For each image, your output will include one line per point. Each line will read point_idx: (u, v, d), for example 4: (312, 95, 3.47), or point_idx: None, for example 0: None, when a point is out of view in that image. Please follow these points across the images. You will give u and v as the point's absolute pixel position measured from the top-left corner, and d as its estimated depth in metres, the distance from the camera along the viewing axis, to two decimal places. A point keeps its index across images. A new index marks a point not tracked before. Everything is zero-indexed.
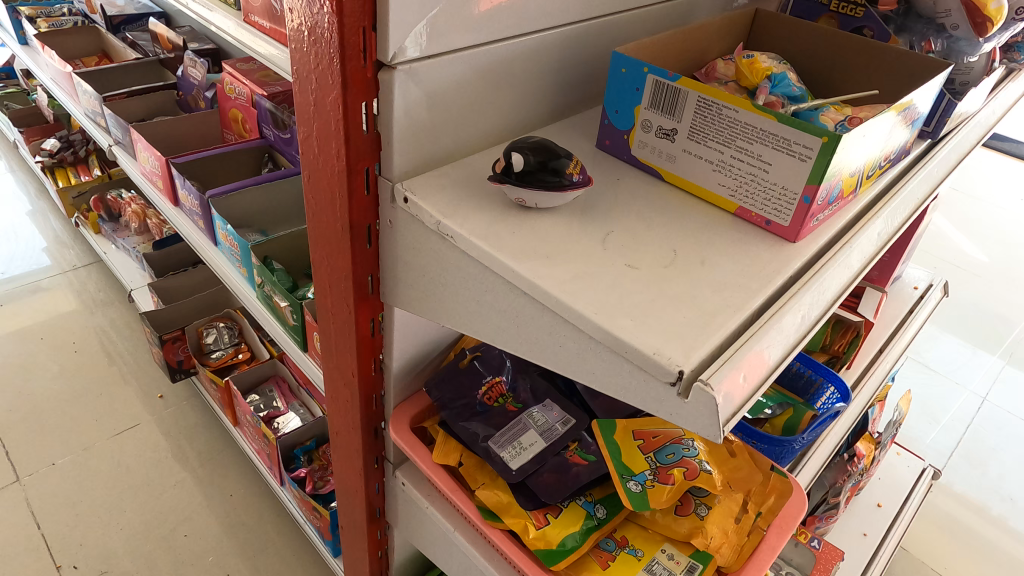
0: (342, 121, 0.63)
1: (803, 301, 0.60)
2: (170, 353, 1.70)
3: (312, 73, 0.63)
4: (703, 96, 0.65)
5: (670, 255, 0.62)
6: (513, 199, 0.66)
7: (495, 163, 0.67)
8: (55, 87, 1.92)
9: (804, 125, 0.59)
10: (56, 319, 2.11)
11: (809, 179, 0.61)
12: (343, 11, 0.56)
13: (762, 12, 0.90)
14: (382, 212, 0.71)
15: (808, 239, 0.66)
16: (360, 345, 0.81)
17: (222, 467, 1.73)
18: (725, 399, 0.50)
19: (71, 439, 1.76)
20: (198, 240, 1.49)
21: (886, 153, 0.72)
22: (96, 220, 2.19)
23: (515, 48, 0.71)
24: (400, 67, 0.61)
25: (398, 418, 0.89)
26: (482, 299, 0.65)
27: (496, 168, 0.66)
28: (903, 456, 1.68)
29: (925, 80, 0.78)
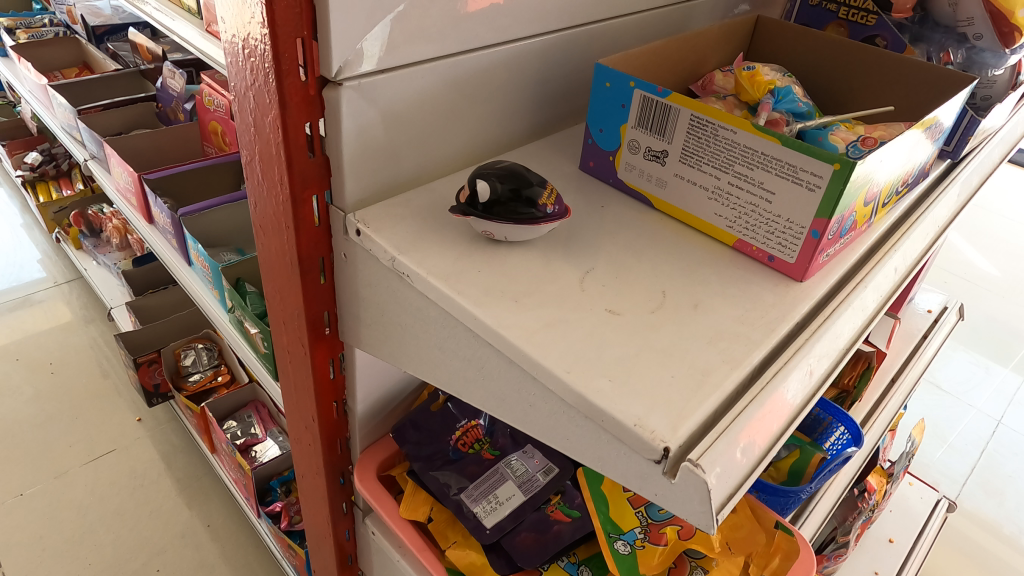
0: (283, 144, 0.55)
1: (811, 353, 0.52)
2: (147, 375, 1.64)
3: (251, 90, 0.56)
4: (697, 114, 0.57)
5: (659, 296, 0.54)
6: (483, 231, 0.57)
7: (459, 194, 0.58)
8: (33, 99, 1.86)
9: (813, 150, 0.51)
10: (32, 338, 2.03)
11: (818, 211, 0.53)
12: (275, 19, 0.49)
13: (764, 19, 0.82)
14: (336, 244, 0.63)
15: (816, 277, 0.58)
16: (318, 387, 0.73)
17: (199, 497, 1.64)
18: (719, 480, 0.42)
19: (42, 467, 1.68)
20: (171, 259, 1.41)
21: (905, 176, 0.64)
22: (77, 236, 2.12)
23: (486, 60, 0.63)
24: (347, 82, 0.54)
25: (363, 466, 0.81)
26: (444, 346, 0.57)
27: (461, 199, 0.58)
28: (915, 487, 1.58)
29: (943, 100, 0.70)
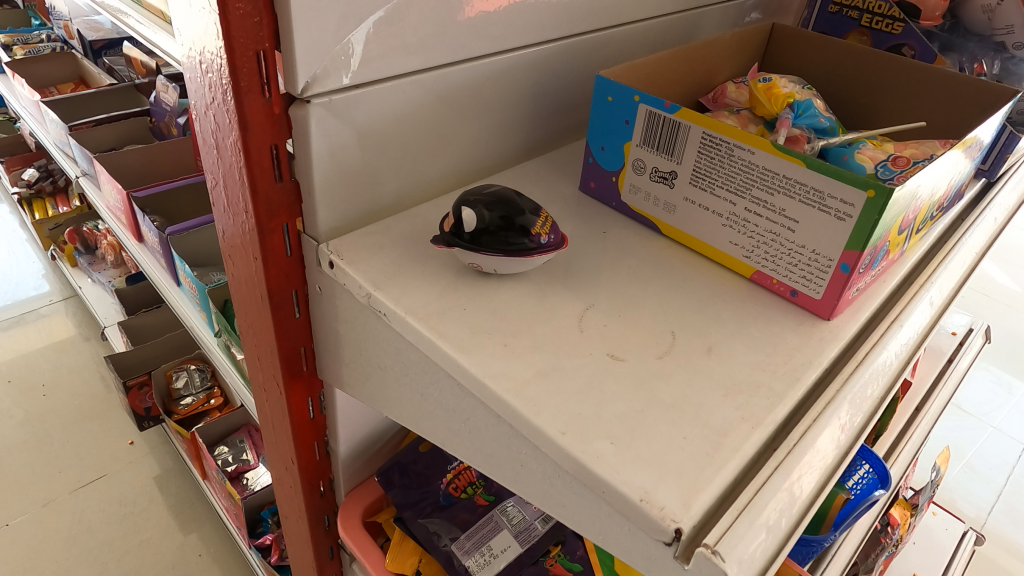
0: (245, 169, 0.49)
1: (843, 406, 0.46)
2: (136, 400, 1.56)
3: (211, 108, 0.50)
4: (709, 132, 0.51)
5: (668, 339, 0.48)
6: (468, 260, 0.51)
7: (445, 222, 0.52)
8: (27, 116, 1.81)
9: (843, 174, 0.45)
10: (24, 359, 1.98)
11: (849, 242, 0.46)
12: (230, 30, 0.43)
13: (779, 27, 0.77)
14: (310, 276, 0.57)
15: (845, 315, 0.51)
16: (295, 429, 0.67)
17: (190, 525, 1.57)
18: (741, 569, 0.35)
19: (30, 495, 1.62)
20: (159, 279, 1.35)
21: (942, 198, 0.58)
22: (73, 253, 2.07)
23: (475, 72, 0.58)
24: (315, 100, 0.48)
25: (348, 511, 0.75)
26: (426, 392, 0.51)
27: (445, 227, 0.51)
28: (940, 517, 1.49)
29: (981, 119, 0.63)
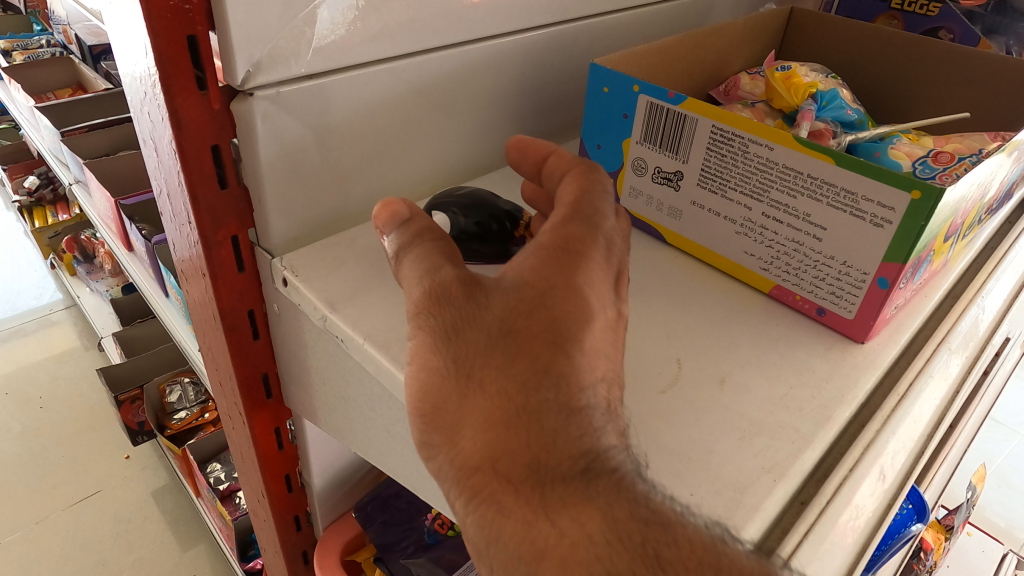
0: (181, 175, 0.42)
1: (882, 449, 0.38)
2: (128, 415, 1.27)
3: (145, 105, 0.43)
4: (719, 125, 0.44)
5: (673, 368, 0.40)
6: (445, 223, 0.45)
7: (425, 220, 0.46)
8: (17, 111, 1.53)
9: (882, 172, 0.37)
10: (22, 373, 1.61)
11: (888, 253, 0.39)
12: (150, 10, 0.36)
13: (799, 10, 0.70)
14: (269, 293, 0.51)
15: (881, 338, 0.44)
16: (262, 460, 0.60)
17: (196, 534, 1.25)
18: None
19: (10, 517, 1.27)
20: (151, 291, 1.13)
21: (990, 202, 0.51)
22: (72, 262, 1.75)
23: (454, 62, 0.51)
24: (259, 92, 0.41)
25: (325, 548, 0.69)
26: (392, 429, 0.45)
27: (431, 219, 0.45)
28: (976, 538, 1.36)
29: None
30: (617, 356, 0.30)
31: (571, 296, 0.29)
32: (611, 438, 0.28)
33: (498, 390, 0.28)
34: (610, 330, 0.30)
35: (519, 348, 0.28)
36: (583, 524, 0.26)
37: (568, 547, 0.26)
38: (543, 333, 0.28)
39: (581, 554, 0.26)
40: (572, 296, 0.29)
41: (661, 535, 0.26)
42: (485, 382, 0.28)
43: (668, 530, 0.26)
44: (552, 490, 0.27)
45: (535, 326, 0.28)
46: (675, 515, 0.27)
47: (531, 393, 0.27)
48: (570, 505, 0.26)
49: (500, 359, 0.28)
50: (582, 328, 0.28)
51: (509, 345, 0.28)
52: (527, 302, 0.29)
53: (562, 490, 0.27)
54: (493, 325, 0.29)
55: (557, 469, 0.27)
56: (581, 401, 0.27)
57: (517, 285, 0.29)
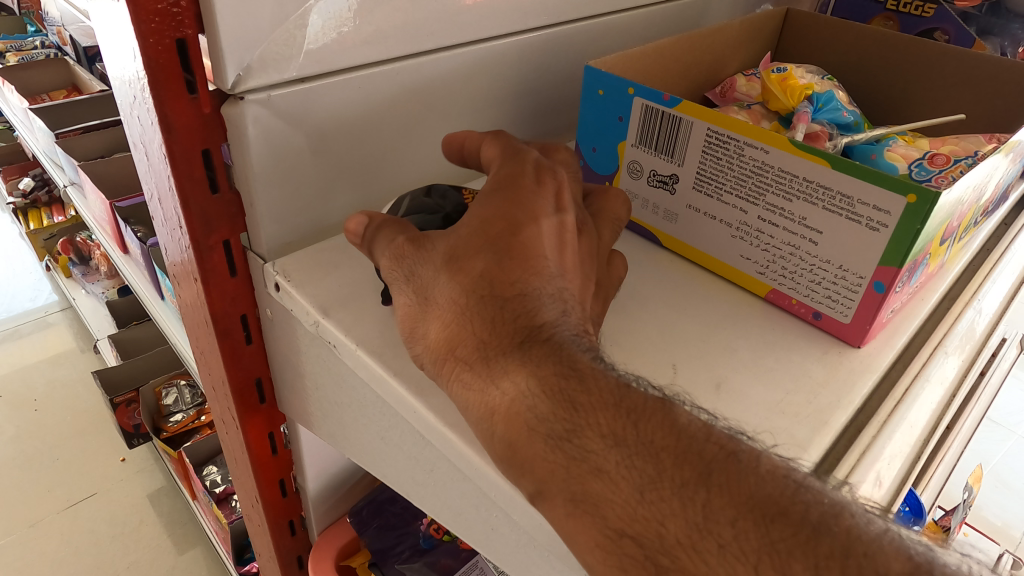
0: (172, 180, 0.42)
1: (879, 454, 0.38)
2: (124, 417, 1.27)
3: (135, 109, 0.43)
4: (713, 127, 0.44)
5: (668, 373, 0.40)
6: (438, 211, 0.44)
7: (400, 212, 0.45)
8: (11, 113, 1.52)
9: (875, 175, 0.37)
10: (16, 376, 1.60)
11: (884, 256, 0.39)
12: (138, 13, 0.35)
13: (795, 12, 0.69)
14: (261, 298, 0.51)
15: (877, 342, 0.44)
16: (256, 466, 0.60)
17: (192, 537, 1.25)
18: None
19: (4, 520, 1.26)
20: (145, 293, 1.12)
21: (986, 203, 0.51)
22: (67, 265, 1.73)
23: (447, 65, 0.51)
24: (250, 96, 0.41)
25: (319, 553, 0.68)
26: (386, 435, 0.45)
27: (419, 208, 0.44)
28: (973, 538, 1.37)
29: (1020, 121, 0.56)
30: (559, 252, 0.36)
31: (499, 215, 0.36)
32: (549, 316, 0.34)
33: (447, 302, 0.35)
34: (548, 231, 0.36)
35: (460, 265, 0.35)
36: (517, 381, 0.31)
37: (509, 404, 0.31)
38: (479, 244, 0.35)
39: (518, 408, 0.31)
40: (496, 219, 0.36)
41: (582, 386, 0.30)
42: (441, 298, 0.35)
43: (589, 382, 0.31)
44: (496, 362, 0.32)
45: (473, 247, 0.35)
46: (598, 371, 0.31)
47: (476, 290, 0.34)
48: (508, 369, 0.32)
49: (446, 276, 0.35)
50: (508, 236, 0.35)
51: (451, 265, 0.35)
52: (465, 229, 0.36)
53: (503, 359, 0.32)
54: (439, 255, 0.36)
55: (499, 345, 0.33)
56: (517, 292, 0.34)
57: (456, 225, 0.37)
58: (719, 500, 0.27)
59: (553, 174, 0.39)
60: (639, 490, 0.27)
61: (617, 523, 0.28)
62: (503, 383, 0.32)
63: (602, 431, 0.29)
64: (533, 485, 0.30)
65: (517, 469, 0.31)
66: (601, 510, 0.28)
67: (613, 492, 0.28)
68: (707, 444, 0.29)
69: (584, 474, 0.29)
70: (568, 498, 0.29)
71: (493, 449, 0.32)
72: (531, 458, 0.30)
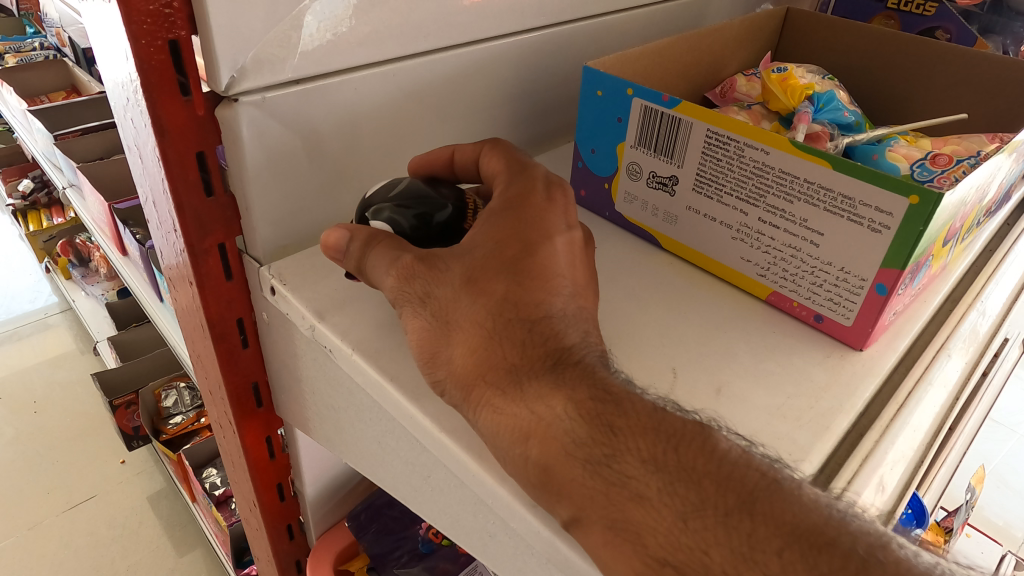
0: (165, 183, 0.41)
1: (882, 459, 0.38)
2: (123, 420, 1.26)
3: (128, 111, 0.42)
4: (713, 128, 0.43)
5: (668, 378, 0.40)
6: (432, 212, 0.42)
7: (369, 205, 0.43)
8: (10, 114, 1.51)
9: (878, 176, 0.37)
10: (16, 378, 1.59)
11: (886, 258, 0.38)
12: (129, 14, 0.35)
13: (795, 11, 0.69)
14: (257, 301, 0.50)
15: (879, 345, 0.43)
16: (253, 470, 0.59)
17: (191, 540, 1.24)
18: None
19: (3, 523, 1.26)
20: (143, 295, 1.12)
21: (989, 204, 0.50)
22: (66, 266, 1.73)
23: (445, 66, 0.50)
24: (244, 97, 0.40)
25: (318, 558, 0.68)
26: (383, 439, 0.45)
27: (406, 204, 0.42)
28: (975, 539, 1.36)
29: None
30: (572, 269, 0.37)
31: (523, 236, 0.36)
32: (574, 340, 0.34)
33: (470, 324, 0.34)
34: (562, 249, 0.37)
35: (481, 288, 0.35)
36: (554, 406, 0.31)
37: (544, 428, 0.30)
38: (502, 264, 0.35)
39: (555, 431, 0.30)
40: (512, 241, 0.36)
41: (619, 411, 0.30)
42: (462, 320, 0.34)
43: (625, 407, 0.30)
44: (528, 384, 0.32)
45: (490, 270, 0.35)
46: (631, 395, 0.31)
47: (499, 313, 0.34)
48: (542, 393, 0.31)
49: (466, 300, 0.35)
50: (526, 258, 0.35)
51: (470, 287, 0.35)
52: (486, 250, 0.36)
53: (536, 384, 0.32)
54: (457, 277, 0.36)
55: (530, 368, 0.33)
56: (544, 316, 0.34)
57: (470, 248, 0.37)
58: (764, 527, 0.26)
59: (562, 190, 0.40)
60: (681, 517, 0.27)
61: (657, 550, 0.27)
62: (538, 407, 0.31)
63: (641, 455, 0.29)
64: (570, 511, 0.29)
65: (552, 494, 0.30)
66: (641, 538, 0.27)
67: (654, 519, 0.27)
68: (747, 470, 0.28)
69: (623, 500, 0.28)
70: (607, 524, 0.28)
71: (525, 476, 0.31)
72: (567, 484, 0.29)
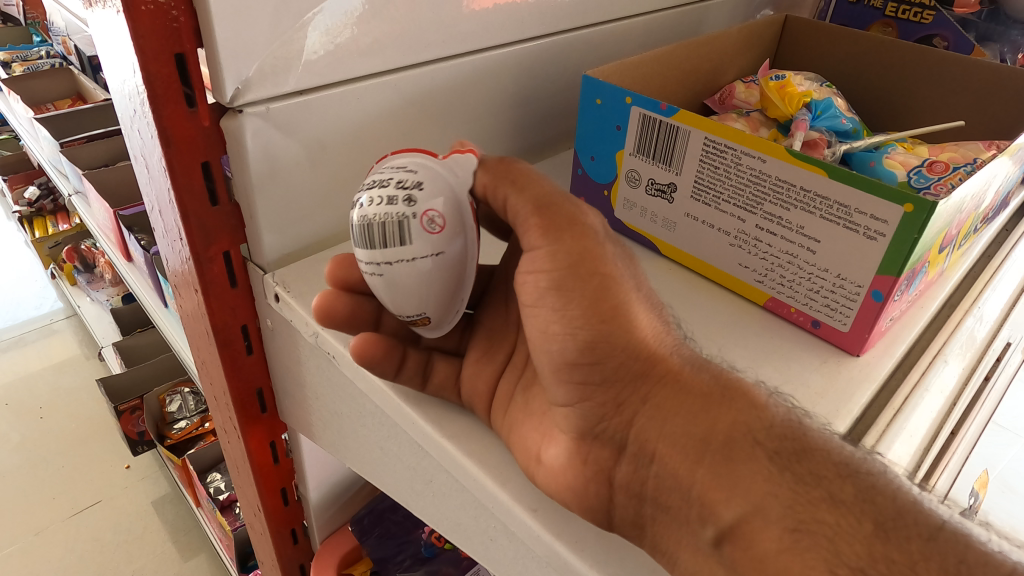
0: (171, 193, 0.42)
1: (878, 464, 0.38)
2: (128, 425, 1.27)
3: (135, 122, 0.43)
4: (711, 137, 0.44)
5: None
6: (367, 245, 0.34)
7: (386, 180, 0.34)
8: (16, 122, 1.53)
9: (874, 185, 0.37)
10: (21, 384, 1.60)
11: (882, 265, 0.39)
12: (136, 29, 0.36)
13: (793, 19, 0.69)
14: (261, 308, 0.51)
15: (876, 350, 0.44)
16: (257, 475, 0.60)
17: (196, 544, 1.25)
18: None
19: (10, 528, 1.26)
20: (148, 301, 1.12)
21: (986, 211, 0.51)
22: (71, 272, 1.74)
23: (446, 75, 0.51)
24: (248, 109, 0.41)
25: (321, 562, 0.68)
26: (385, 445, 0.45)
27: (377, 224, 0.33)
28: None
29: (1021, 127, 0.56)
30: None
31: None
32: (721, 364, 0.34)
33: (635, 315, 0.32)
34: None
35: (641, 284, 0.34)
36: (741, 403, 0.30)
37: (730, 416, 0.29)
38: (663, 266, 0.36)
39: (742, 422, 0.29)
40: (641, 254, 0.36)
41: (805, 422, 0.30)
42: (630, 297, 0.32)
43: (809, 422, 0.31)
44: (706, 377, 0.31)
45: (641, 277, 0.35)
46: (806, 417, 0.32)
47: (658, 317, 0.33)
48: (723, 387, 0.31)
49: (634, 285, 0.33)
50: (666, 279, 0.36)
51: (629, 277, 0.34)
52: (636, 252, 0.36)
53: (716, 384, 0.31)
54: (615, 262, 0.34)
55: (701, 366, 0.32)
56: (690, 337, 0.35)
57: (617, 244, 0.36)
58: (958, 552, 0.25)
59: None
60: (881, 529, 0.26)
61: (855, 559, 0.25)
62: (721, 406, 0.30)
63: (833, 464, 0.28)
64: (740, 512, 0.27)
65: (726, 487, 0.28)
66: (833, 543, 0.25)
67: (848, 527, 0.26)
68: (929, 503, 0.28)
69: (815, 502, 0.27)
70: (788, 527, 0.26)
71: (689, 476, 0.29)
72: (752, 475, 0.28)
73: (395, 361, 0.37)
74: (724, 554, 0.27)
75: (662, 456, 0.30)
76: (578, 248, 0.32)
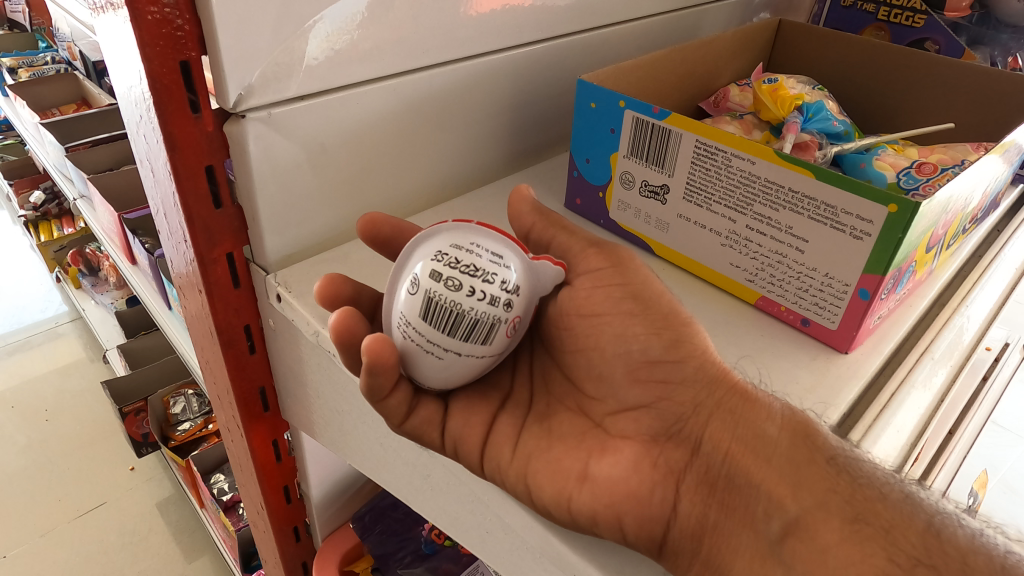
0: (176, 196, 0.43)
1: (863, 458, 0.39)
2: (133, 427, 1.28)
3: (140, 128, 0.44)
4: (703, 140, 0.45)
5: None
6: (434, 325, 0.35)
7: (492, 281, 0.35)
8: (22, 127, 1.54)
9: (860, 186, 0.38)
10: (27, 387, 1.62)
11: (868, 264, 0.40)
12: (141, 37, 0.37)
13: (787, 23, 0.70)
14: (263, 308, 0.52)
15: (864, 348, 0.45)
16: (260, 473, 0.61)
17: (200, 544, 1.26)
18: None
19: (17, 529, 1.28)
20: (152, 303, 1.14)
21: (975, 212, 0.51)
22: (76, 275, 1.76)
23: (443, 80, 0.52)
24: (251, 114, 0.42)
25: (323, 559, 0.69)
26: (385, 441, 0.46)
27: (466, 318, 0.34)
28: None
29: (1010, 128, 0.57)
30: None
31: None
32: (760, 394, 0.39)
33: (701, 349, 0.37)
34: None
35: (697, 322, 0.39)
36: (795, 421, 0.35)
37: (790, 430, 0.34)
38: None
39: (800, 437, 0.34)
40: None
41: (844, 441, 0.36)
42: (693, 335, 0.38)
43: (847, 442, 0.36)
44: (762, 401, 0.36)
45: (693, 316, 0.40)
46: None
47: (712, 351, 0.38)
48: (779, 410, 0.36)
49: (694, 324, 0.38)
50: None
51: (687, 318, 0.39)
52: None
53: (778, 408, 0.36)
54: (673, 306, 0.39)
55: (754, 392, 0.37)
56: None
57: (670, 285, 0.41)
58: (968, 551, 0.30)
59: None
60: (926, 528, 0.31)
61: (910, 550, 0.29)
62: (786, 420, 0.35)
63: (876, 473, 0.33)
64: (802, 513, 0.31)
65: (793, 486, 0.32)
66: (890, 538, 0.30)
67: (899, 521, 0.31)
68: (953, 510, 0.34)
69: (870, 501, 0.31)
70: (849, 521, 0.31)
71: (763, 475, 0.33)
72: (816, 479, 0.32)
73: (394, 379, 0.35)
74: (785, 547, 0.31)
75: (737, 458, 0.34)
76: (643, 276, 0.39)
